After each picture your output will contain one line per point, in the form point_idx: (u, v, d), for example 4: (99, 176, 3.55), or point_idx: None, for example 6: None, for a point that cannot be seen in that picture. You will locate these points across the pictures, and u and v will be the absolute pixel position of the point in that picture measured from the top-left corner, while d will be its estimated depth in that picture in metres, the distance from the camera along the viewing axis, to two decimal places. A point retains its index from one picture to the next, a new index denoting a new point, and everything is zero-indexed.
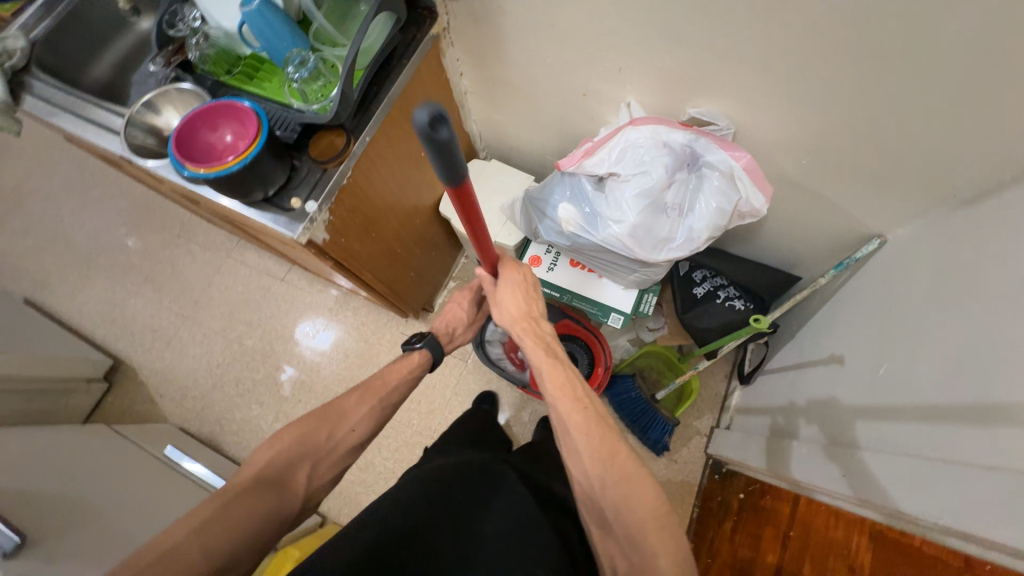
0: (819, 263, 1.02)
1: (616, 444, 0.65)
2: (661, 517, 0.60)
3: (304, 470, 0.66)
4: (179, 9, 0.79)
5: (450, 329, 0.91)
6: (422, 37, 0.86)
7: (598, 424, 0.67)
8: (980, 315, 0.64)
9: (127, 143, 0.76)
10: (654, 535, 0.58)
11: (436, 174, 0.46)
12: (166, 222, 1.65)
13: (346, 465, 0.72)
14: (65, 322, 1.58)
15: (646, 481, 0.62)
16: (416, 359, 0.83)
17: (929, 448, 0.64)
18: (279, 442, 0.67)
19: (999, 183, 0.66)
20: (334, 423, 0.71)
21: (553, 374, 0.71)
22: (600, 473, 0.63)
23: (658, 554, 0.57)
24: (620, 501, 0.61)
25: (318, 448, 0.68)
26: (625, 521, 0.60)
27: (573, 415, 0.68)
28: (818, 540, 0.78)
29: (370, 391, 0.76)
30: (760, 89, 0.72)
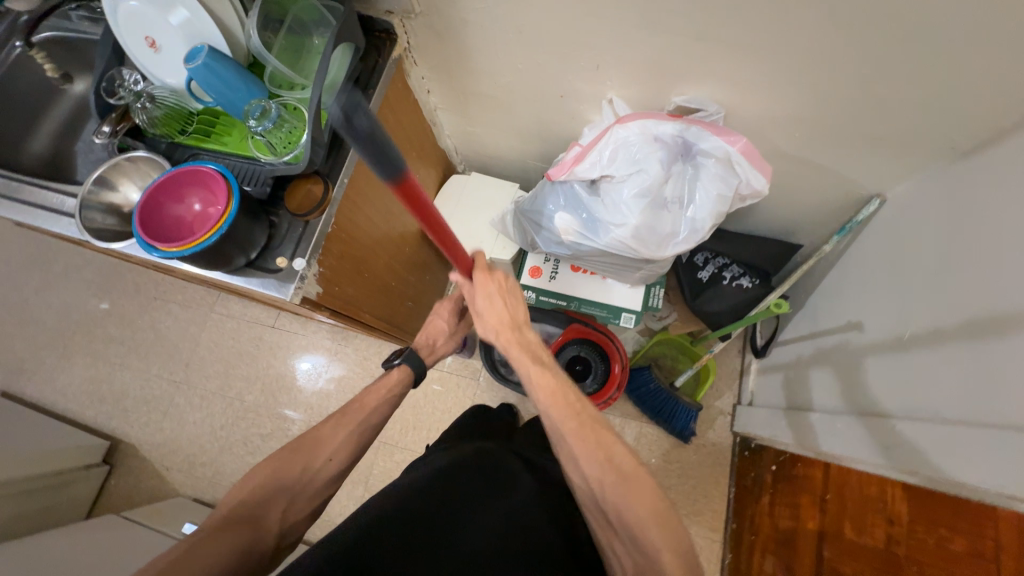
0: (819, 228, 1.01)
1: (613, 445, 0.62)
2: (660, 513, 0.58)
3: (278, 508, 0.63)
4: (117, 74, 0.73)
5: (430, 341, 0.86)
6: (384, 61, 0.81)
7: (593, 428, 0.63)
8: (995, 270, 0.63)
9: (84, 227, 0.69)
10: (653, 530, 0.57)
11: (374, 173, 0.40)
12: (139, 285, 1.56)
13: (326, 496, 0.69)
14: (51, 407, 1.50)
15: (641, 475, 0.60)
16: (395, 376, 0.79)
17: (959, 410, 0.62)
18: (251, 483, 0.64)
19: (998, 132, 0.65)
20: (310, 455, 0.67)
21: (544, 382, 0.65)
22: (598, 476, 0.60)
23: (663, 550, 0.56)
24: (620, 501, 0.58)
25: (295, 483, 0.65)
26: (625, 520, 0.58)
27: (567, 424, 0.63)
28: (855, 499, 0.86)
29: (346, 416, 0.73)
30: (744, 70, 0.69)
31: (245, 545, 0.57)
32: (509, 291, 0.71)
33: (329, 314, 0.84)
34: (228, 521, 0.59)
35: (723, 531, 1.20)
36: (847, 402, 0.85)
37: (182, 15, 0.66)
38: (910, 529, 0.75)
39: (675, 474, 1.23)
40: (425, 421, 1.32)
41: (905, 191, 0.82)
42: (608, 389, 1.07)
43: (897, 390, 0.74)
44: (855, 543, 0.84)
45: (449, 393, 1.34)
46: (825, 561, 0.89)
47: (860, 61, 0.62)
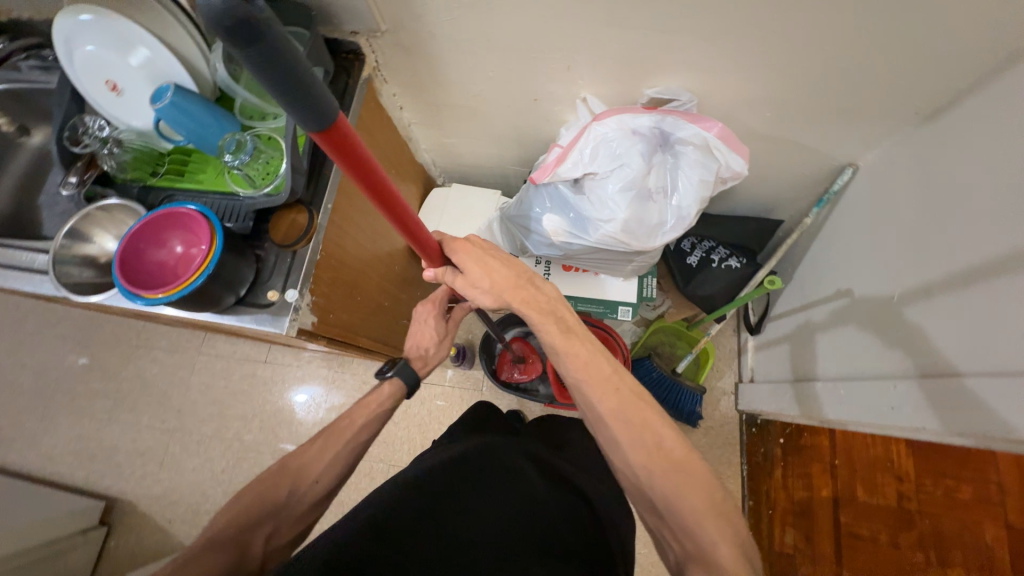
0: (798, 202, 1.03)
1: (660, 430, 0.60)
2: (716, 503, 0.56)
3: (263, 533, 0.60)
4: (79, 121, 0.70)
5: (421, 350, 0.85)
6: (355, 82, 0.80)
7: (634, 406, 0.62)
8: (972, 225, 0.65)
9: (60, 283, 0.66)
10: (709, 522, 0.54)
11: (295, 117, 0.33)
12: (118, 335, 1.51)
13: (311, 521, 0.66)
14: (38, 473, 1.43)
15: (693, 463, 0.58)
16: (386, 390, 0.78)
17: (962, 363, 0.63)
18: (237, 505, 0.61)
19: (958, 94, 0.68)
20: (295, 477, 0.65)
21: (575, 357, 0.65)
22: (644, 462, 0.59)
23: (717, 542, 0.53)
24: (671, 489, 0.56)
25: (280, 507, 0.62)
26: (677, 512, 0.56)
27: (605, 402, 0.63)
28: (864, 460, 0.89)
29: (331, 437, 0.70)
30: (712, 58, 0.70)
31: (230, 566, 0.55)
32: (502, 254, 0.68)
33: (326, 342, 0.82)
34: (211, 544, 0.56)
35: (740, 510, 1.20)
36: (846, 368, 0.87)
37: (143, 55, 0.64)
38: (918, 484, 0.80)
39: None
40: (433, 438, 1.30)
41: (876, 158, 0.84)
42: None
43: (895, 350, 0.76)
44: (870, 505, 0.88)
45: (453, 407, 1.32)
46: (843, 524, 0.92)
47: (821, 40, 0.64)
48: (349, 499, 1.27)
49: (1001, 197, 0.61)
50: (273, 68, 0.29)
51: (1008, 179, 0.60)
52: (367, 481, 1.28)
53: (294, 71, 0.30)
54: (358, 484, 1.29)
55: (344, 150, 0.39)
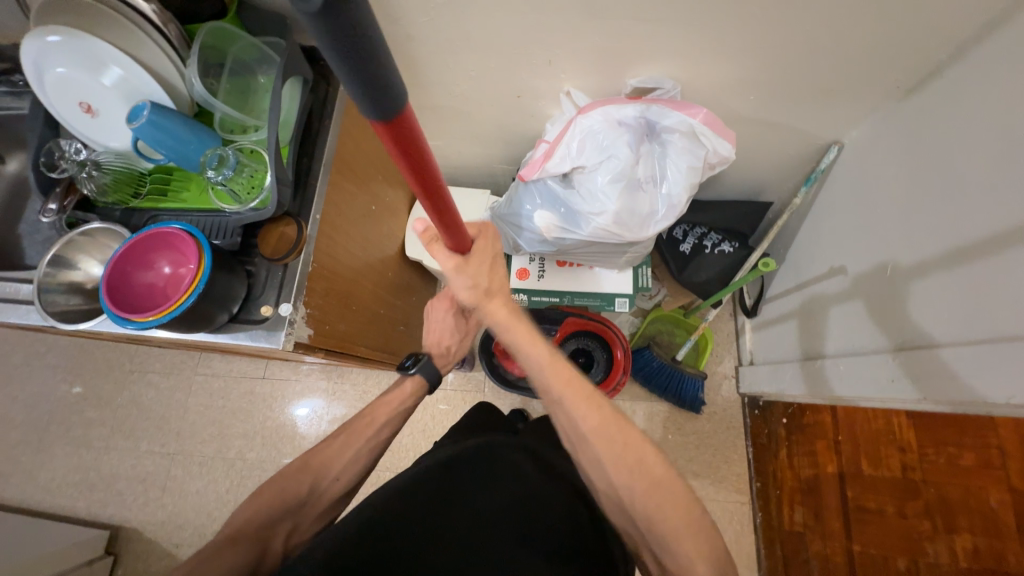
0: (786, 183, 1.04)
1: (644, 448, 0.62)
2: (695, 522, 0.58)
3: (282, 531, 0.60)
4: (54, 145, 0.69)
5: (442, 346, 0.87)
6: (335, 89, 0.78)
7: (618, 428, 0.63)
8: (960, 194, 0.65)
9: (47, 312, 0.65)
10: (686, 538, 0.57)
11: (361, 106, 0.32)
12: (111, 361, 1.48)
13: (333, 516, 0.66)
14: (38, 507, 1.40)
15: (673, 482, 0.60)
16: (409, 386, 0.77)
17: (965, 331, 0.63)
18: (257, 500, 0.60)
19: (939, 65, 0.68)
20: (316, 474, 0.64)
21: (560, 370, 0.66)
22: (626, 481, 0.60)
23: (693, 560, 0.56)
24: (652, 508, 0.59)
25: (301, 504, 0.62)
26: (653, 525, 0.58)
27: (587, 419, 0.63)
28: (866, 435, 0.91)
29: (352, 431, 0.69)
30: (694, 44, 0.70)
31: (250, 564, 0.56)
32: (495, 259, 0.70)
33: (324, 353, 0.81)
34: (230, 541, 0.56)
35: (749, 492, 1.19)
36: (845, 344, 0.88)
37: (115, 74, 0.62)
38: (922, 454, 0.84)
39: (692, 446, 1.24)
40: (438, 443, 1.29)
41: (860, 133, 0.85)
42: (615, 374, 1.07)
43: (893, 323, 0.76)
44: (875, 478, 0.90)
45: (456, 410, 1.32)
46: (850, 499, 0.93)
47: (802, 20, 0.64)
48: None
49: (989, 165, 0.61)
50: (342, 36, 0.26)
51: (995, 147, 0.61)
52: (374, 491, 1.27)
53: (363, 40, 0.27)
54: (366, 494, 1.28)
55: (397, 137, 0.38)
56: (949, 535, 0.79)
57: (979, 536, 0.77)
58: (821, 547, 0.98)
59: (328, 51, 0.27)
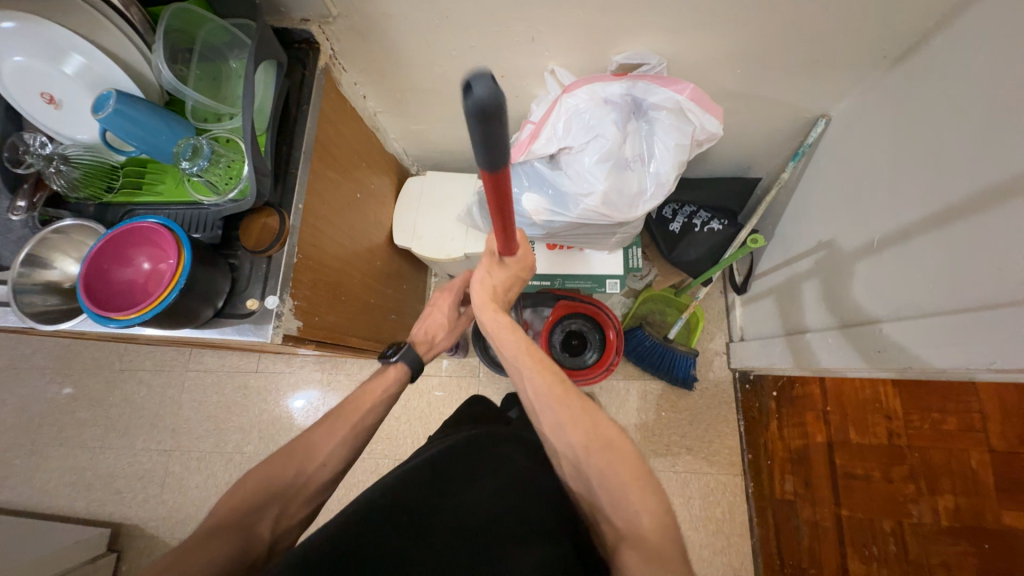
0: (774, 158, 1.04)
1: (598, 414, 0.64)
2: (639, 477, 0.58)
3: (270, 516, 0.59)
4: (18, 140, 0.66)
5: (430, 336, 0.85)
6: (312, 74, 0.76)
7: (579, 399, 0.65)
8: (946, 164, 0.65)
9: (24, 313, 0.63)
10: (632, 493, 0.57)
11: (477, 157, 0.38)
12: (99, 360, 1.46)
13: (320, 502, 0.64)
14: (36, 509, 1.40)
15: (625, 446, 0.61)
16: (393, 373, 0.77)
17: (951, 300, 0.63)
18: (241, 491, 0.59)
19: (925, 33, 0.68)
20: (303, 460, 0.63)
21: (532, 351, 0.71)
22: (582, 442, 0.61)
23: (639, 513, 0.55)
24: (603, 467, 0.59)
25: (287, 487, 0.61)
26: (608, 484, 0.58)
27: (554, 388, 0.66)
28: (852, 404, 0.93)
29: (341, 419, 0.69)
30: (681, 18, 0.68)
31: (236, 560, 0.53)
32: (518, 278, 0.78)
33: (314, 345, 0.80)
34: (220, 526, 0.55)
35: (741, 465, 1.22)
36: (832, 317, 0.89)
37: (78, 62, 0.60)
38: (906, 420, 0.86)
39: (686, 423, 1.26)
40: (435, 429, 1.30)
41: (847, 106, 0.85)
42: (608, 355, 1.08)
43: (879, 293, 0.77)
44: (863, 446, 0.92)
45: (452, 396, 1.32)
46: (836, 465, 0.97)
47: None
48: None
49: (977, 132, 0.61)
50: (486, 133, 0.34)
51: (984, 115, 0.60)
52: (375, 478, 1.28)
53: (499, 140, 0.35)
54: (366, 481, 1.29)
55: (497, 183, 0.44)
56: (932, 496, 0.82)
57: (960, 498, 0.80)
58: (810, 514, 1.02)
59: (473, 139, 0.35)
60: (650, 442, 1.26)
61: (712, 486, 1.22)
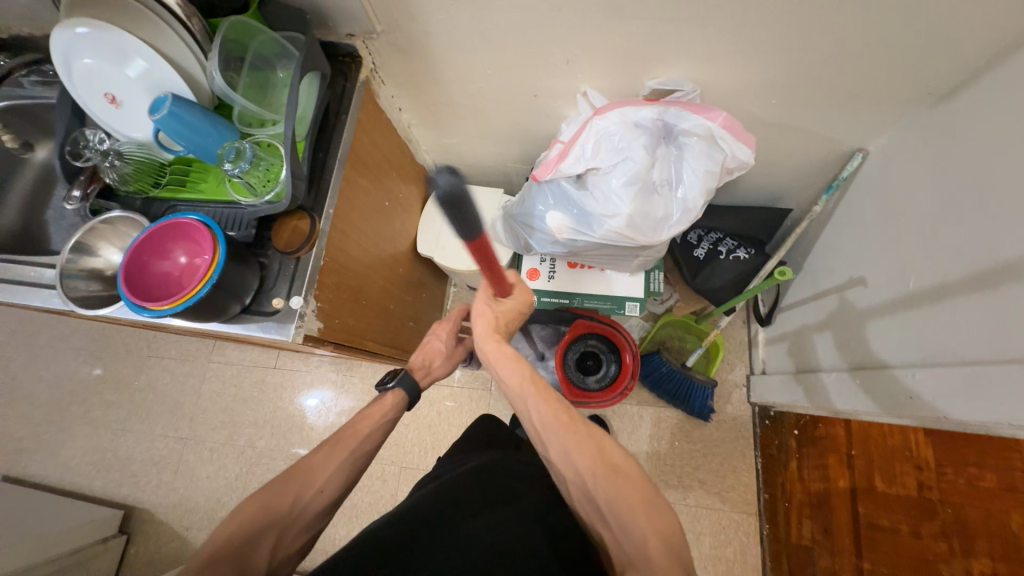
0: (806, 189, 1.01)
1: (602, 437, 0.61)
2: (647, 498, 0.56)
3: (267, 543, 0.59)
4: (80, 135, 0.71)
5: (426, 362, 0.84)
6: (353, 85, 0.79)
7: (583, 424, 0.62)
8: (992, 207, 0.63)
9: (68, 297, 0.66)
10: (640, 513, 0.55)
11: (454, 233, 0.48)
12: (129, 345, 1.52)
13: (317, 530, 0.64)
14: (57, 484, 1.45)
15: (631, 469, 0.59)
16: (389, 401, 0.76)
17: (994, 349, 0.60)
18: (238, 517, 0.59)
19: (973, 72, 0.66)
20: (302, 483, 0.63)
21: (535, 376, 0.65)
22: (588, 465, 0.58)
23: (647, 534, 0.54)
24: (609, 488, 0.56)
25: (282, 518, 0.61)
26: (617, 510, 0.55)
27: (560, 418, 0.62)
28: (877, 447, 0.89)
29: (339, 444, 0.69)
30: (717, 47, 0.68)
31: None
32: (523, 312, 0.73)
33: (333, 346, 0.82)
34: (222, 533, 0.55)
35: (756, 505, 1.18)
36: (862, 358, 0.85)
37: (140, 66, 0.63)
38: (939, 474, 0.79)
39: (700, 455, 1.22)
40: (443, 439, 1.30)
41: (886, 141, 0.83)
42: (623, 378, 1.06)
43: (914, 338, 0.73)
44: (888, 496, 0.87)
45: (462, 407, 1.32)
46: (862, 516, 0.91)
47: (833, 20, 0.61)
48: (361, 502, 1.27)
49: (1021, 175, 0.59)
50: (458, 212, 0.45)
51: None
52: (380, 484, 1.28)
53: (468, 217, 0.46)
54: (370, 487, 1.29)
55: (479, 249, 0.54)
56: (966, 558, 0.74)
57: (999, 563, 0.70)
58: (828, 562, 0.97)
59: (448, 216, 0.45)
60: (661, 472, 1.22)
61: (723, 523, 1.17)
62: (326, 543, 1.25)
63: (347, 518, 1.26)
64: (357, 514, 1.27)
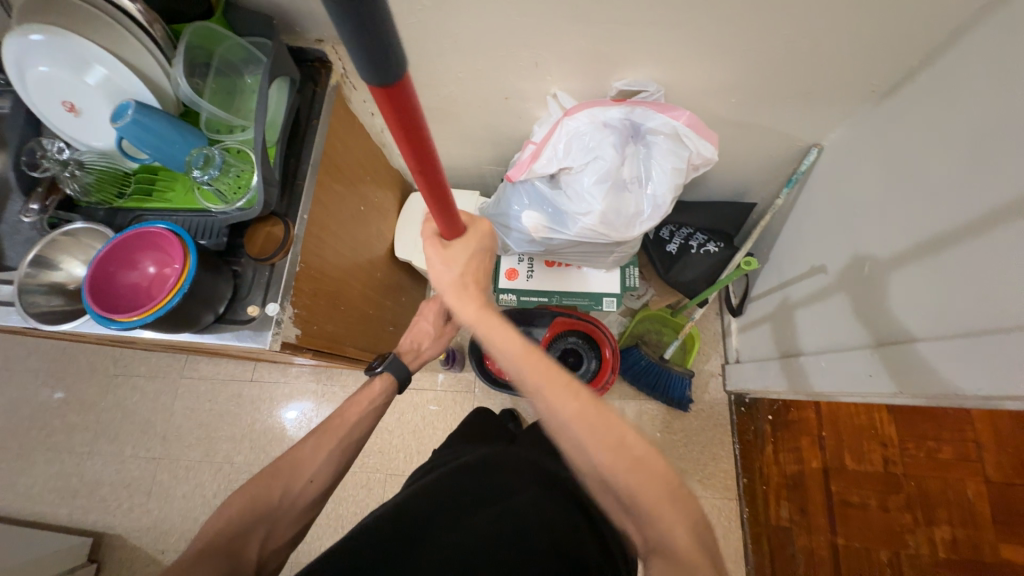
0: (769, 184, 1.06)
1: (623, 427, 0.56)
2: (675, 493, 0.56)
3: (256, 538, 0.58)
4: (36, 145, 0.68)
5: (415, 345, 0.85)
6: (323, 90, 0.78)
7: (599, 411, 0.56)
8: (934, 194, 0.68)
9: (26, 313, 0.64)
10: (667, 510, 0.55)
11: (360, 74, 0.31)
12: (93, 365, 1.46)
13: (308, 521, 0.64)
14: (19, 514, 1.37)
15: (657, 459, 0.56)
16: (377, 386, 0.76)
17: (942, 327, 0.64)
18: (227, 513, 0.59)
19: (911, 70, 0.71)
20: (289, 477, 0.63)
21: (534, 353, 0.58)
22: (608, 461, 0.55)
23: (678, 533, 0.55)
24: (633, 484, 0.55)
25: (274, 510, 0.60)
26: (642, 505, 0.56)
27: (567, 406, 0.56)
28: (849, 430, 0.94)
29: (326, 434, 0.68)
30: (677, 49, 0.72)
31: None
32: (479, 252, 0.67)
33: (312, 354, 0.81)
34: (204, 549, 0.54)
35: (736, 489, 1.20)
36: (826, 342, 0.90)
37: (100, 74, 0.61)
38: (902, 448, 0.87)
39: (681, 444, 1.25)
40: (428, 444, 1.29)
41: (838, 136, 0.88)
42: (604, 373, 1.08)
43: (872, 320, 0.78)
44: (859, 472, 0.93)
45: (447, 411, 1.32)
46: (833, 492, 0.97)
47: (784, 23, 0.65)
48: (346, 512, 1.25)
49: (960, 163, 0.64)
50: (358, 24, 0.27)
51: (968, 147, 0.62)
52: (366, 493, 1.26)
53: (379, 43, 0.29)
54: (355, 497, 1.27)
55: (398, 107, 0.37)
56: (930, 526, 0.82)
57: (959, 528, 0.79)
58: (806, 541, 1.01)
59: (335, 22, 0.27)
60: None
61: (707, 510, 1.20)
62: (310, 557, 1.22)
63: (331, 530, 1.24)
64: (342, 524, 1.24)
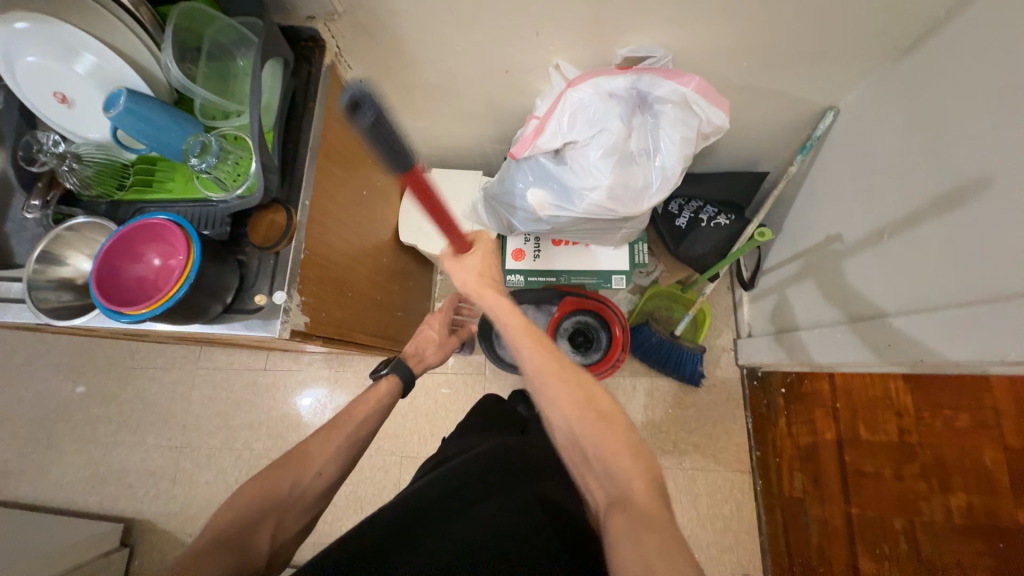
0: (782, 151, 1.02)
1: (592, 386, 0.62)
2: (633, 446, 0.58)
3: (268, 528, 0.59)
4: (32, 138, 0.67)
5: (419, 350, 0.86)
6: (318, 71, 0.76)
7: (576, 375, 0.63)
8: (962, 154, 0.64)
9: (39, 309, 0.65)
10: (626, 461, 0.57)
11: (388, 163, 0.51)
12: (111, 359, 1.49)
13: (317, 512, 0.65)
14: (51, 504, 1.42)
15: (618, 417, 0.61)
16: (383, 388, 0.77)
17: (970, 292, 0.62)
18: (246, 501, 0.59)
19: (937, 21, 0.67)
20: (298, 469, 0.64)
21: (528, 328, 0.65)
22: (577, 417, 0.60)
23: (632, 478, 0.56)
24: (596, 438, 0.58)
25: (283, 501, 0.61)
26: (602, 455, 0.57)
27: (548, 371, 0.62)
28: (861, 399, 0.91)
29: (335, 429, 0.69)
30: (685, 9, 0.68)
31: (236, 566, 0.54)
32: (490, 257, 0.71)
33: (322, 341, 0.81)
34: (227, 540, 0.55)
35: (749, 462, 1.22)
36: (842, 312, 0.88)
37: (88, 61, 0.60)
38: (917, 416, 0.81)
39: (693, 419, 1.25)
40: (441, 425, 1.31)
41: (856, 97, 0.84)
42: (614, 351, 1.07)
43: (893, 287, 0.76)
44: (872, 443, 0.90)
45: (459, 393, 1.33)
46: (847, 463, 0.95)
47: None
48: (365, 493, 1.28)
49: (989, 120, 0.60)
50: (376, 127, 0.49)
51: (998, 102, 0.59)
52: (382, 475, 1.29)
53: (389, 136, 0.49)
54: (373, 479, 1.30)
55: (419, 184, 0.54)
56: (945, 493, 0.77)
57: (975, 494, 0.73)
58: (819, 511, 1.01)
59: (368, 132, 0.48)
60: (656, 440, 1.25)
61: (719, 483, 1.21)
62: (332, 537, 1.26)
63: (352, 510, 1.27)
64: (361, 505, 1.28)
